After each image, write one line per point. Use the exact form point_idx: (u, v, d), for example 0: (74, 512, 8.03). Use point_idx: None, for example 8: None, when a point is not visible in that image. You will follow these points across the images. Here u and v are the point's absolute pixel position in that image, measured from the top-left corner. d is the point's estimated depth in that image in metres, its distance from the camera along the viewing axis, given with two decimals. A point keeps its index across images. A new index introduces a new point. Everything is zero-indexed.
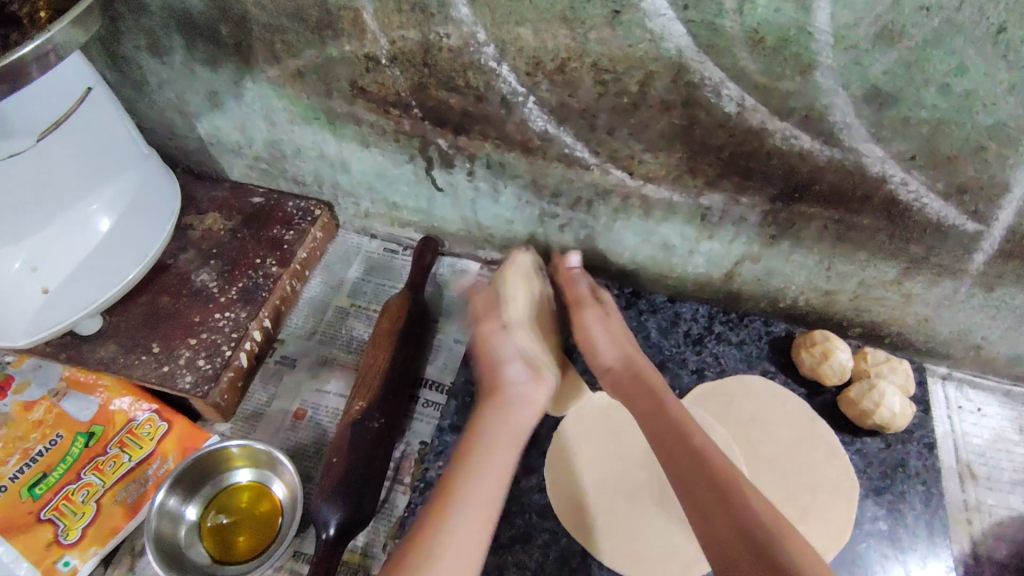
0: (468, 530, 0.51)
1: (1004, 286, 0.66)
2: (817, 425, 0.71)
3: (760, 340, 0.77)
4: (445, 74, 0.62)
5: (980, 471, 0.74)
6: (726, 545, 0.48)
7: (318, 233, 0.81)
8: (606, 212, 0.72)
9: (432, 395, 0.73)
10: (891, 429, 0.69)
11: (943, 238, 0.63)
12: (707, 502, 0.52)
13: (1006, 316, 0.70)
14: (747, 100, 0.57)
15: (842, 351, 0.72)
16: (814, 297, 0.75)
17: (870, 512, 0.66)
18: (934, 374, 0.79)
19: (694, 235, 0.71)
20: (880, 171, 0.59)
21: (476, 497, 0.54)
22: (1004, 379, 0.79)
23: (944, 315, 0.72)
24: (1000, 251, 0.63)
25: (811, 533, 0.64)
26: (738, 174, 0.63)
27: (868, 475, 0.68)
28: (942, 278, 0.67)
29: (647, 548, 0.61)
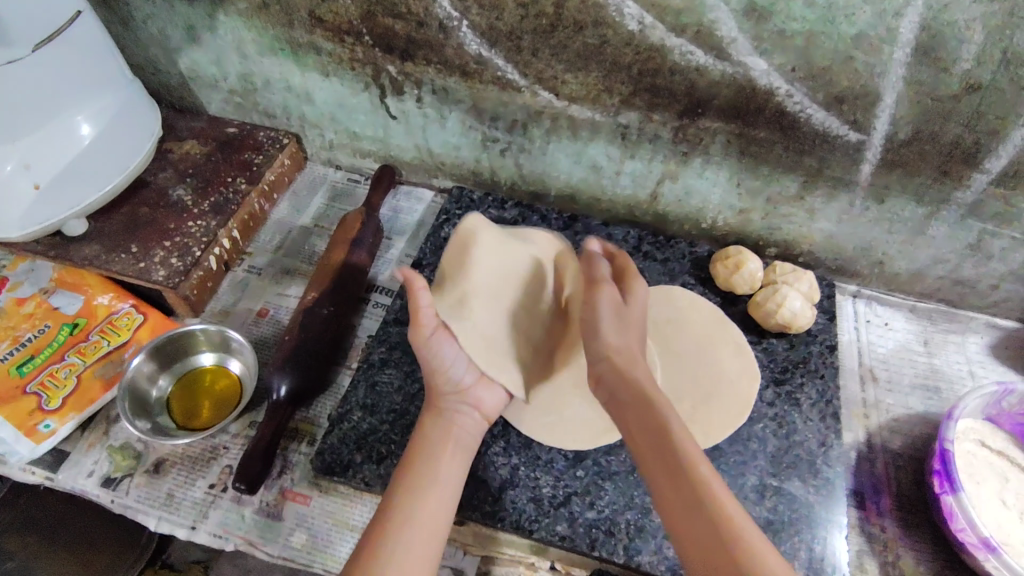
0: (419, 529, 0.52)
1: (892, 197, 0.74)
2: (727, 326, 0.78)
3: (683, 259, 0.85)
4: (389, 2, 0.71)
5: (882, 375, 0.80)
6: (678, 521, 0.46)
7: (286, 160, 0.90)
8: (539, 133, 0.80)
9: (381, 298, 0.81)
10: (795, 328, 0.76)
11: (831, 149, 0.71)
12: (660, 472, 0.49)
13: (900, 230, 0.77)
14: (646, 18, 0.65)
15: (752, 261, 0.79)
16: (730, 216, 0.83)
17: (770, 399, 0.73)
18: (845, 292, 0.87)
19: (618, 155, 0.79)
20: (767, 83, 0.67)
21: (431, 501, 0.55)
22: (909, 296, 0.85)
23: (845, 230, 0.79)
24: (883, 160, 0.70)
25: (713, 414, 0.71)
26: (648, 92, 0.71)
27: (770, 370, 0.76)
28: (838, 190, 0.75)
29: (562, 419, 0.68)
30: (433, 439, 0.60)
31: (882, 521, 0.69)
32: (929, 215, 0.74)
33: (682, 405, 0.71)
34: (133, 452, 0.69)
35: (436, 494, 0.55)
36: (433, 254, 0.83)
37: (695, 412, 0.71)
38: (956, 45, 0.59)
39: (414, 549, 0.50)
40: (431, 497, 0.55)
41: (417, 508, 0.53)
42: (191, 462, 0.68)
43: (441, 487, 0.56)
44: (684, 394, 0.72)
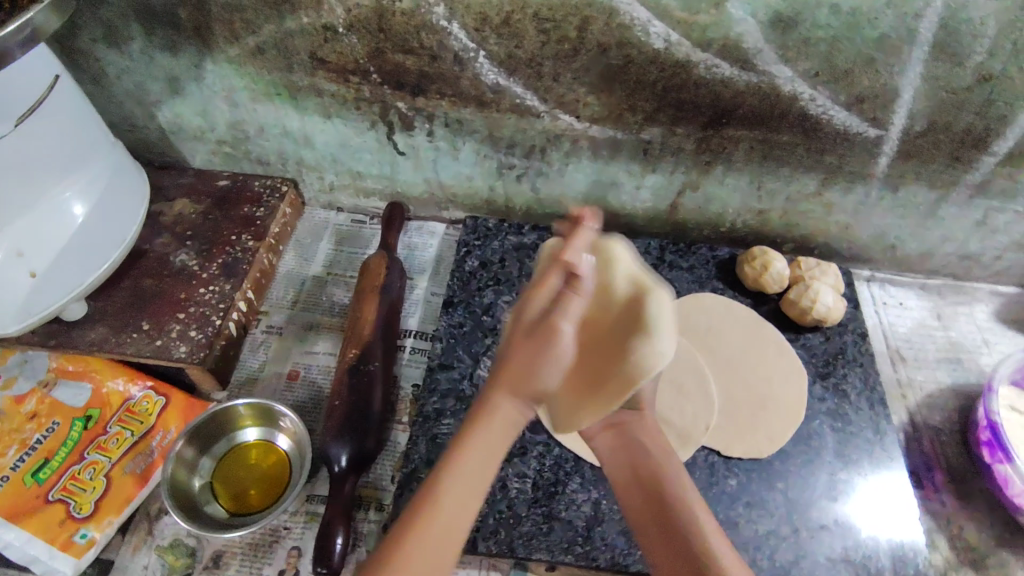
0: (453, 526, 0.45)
1: (906, 185, 0.76)
2: (765, 327, 0.79)
3: (708, 264, 0.85)
4: (399, 37, 0.67)
5: (908, 354, 0.83)
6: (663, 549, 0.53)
7: (287, 209, 0.85)
8: (558, 156, 0.78)
9: (417, 343, 0.78)
10: (828, 323, 0.79)
11: (850, 146, 0.73)
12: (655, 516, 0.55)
13: (913, 214, 0.80)
14: (672, 36, 0.64)
15: (778, 261, 0.80)
16: (749, 218, 0.84)
17: (820, 394, 0.75)
18: (859, 277, 0.89)
19: (639, 170, 0.79)
20: (791, 89, 0.68)
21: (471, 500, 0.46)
22: (919, 275, 0.89)
23: (861, 220, 0.82)
24: (899, 152, 0.73)
25: (771, 417, 0.72)
26: (672, 107, 0.71)
27: (813, 364, 0.77)
28: (855, 184, 0.77)
29: None
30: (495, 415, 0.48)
31: (941, 496, 0.72)
32: (940, 198, 0.77)
33: (741, 412, 0.72)
34: (186, 549, 0.64)
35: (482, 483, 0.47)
36: (464, 290, 0.80)
37: (755, 418, 0.72)
38: (972, 39, 0.61)
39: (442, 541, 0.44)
40: (467, 498, 0.46)
41: (456, 505, 0.46)
42: (253, 550, 0.64)
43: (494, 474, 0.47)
44: (740, 401, 0.73)
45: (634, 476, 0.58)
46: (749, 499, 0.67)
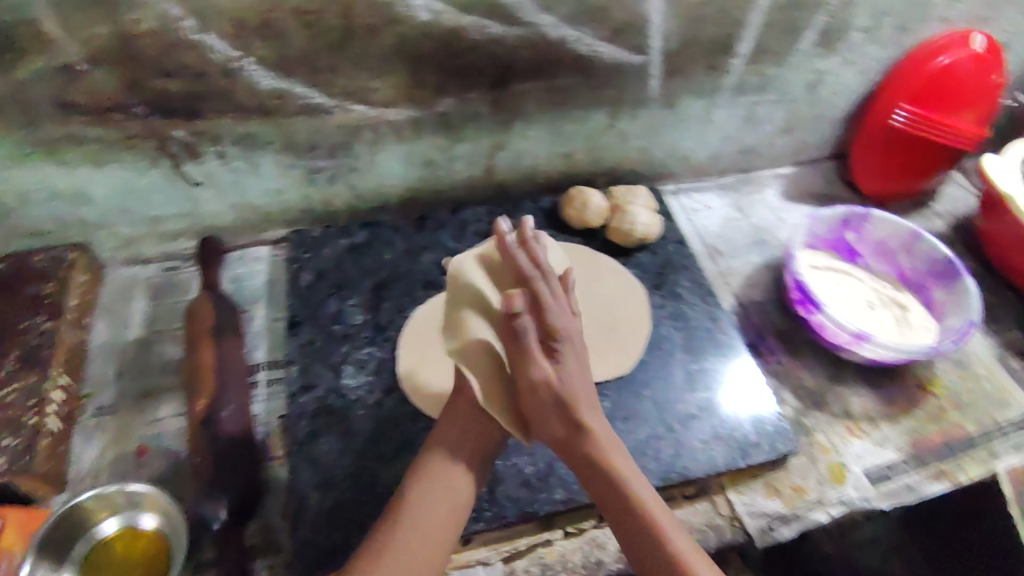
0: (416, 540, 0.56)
1: (680, 100, 0.84)
2: (596, 257, 0.85)
3: (535, 216, 0.89)
4: (154, 61, 0.62)
5: (722, 248, 0.93)
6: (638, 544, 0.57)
7: (82, 277, 0.76)
8: (363, 148, 0.77)
9: (270, 374, 0.74)
10: (651, 239, 0.86)
11: (623, 76, 0.79)
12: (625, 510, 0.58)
13: (693, 126, 0.89)
14: (435, 5, 0.66)
15: (594, 196, 0.86)
16: (559, 164, 0.88)
17: (660, 303, 0.82)
18: (666, 191, 0.97)
19: (445, 143, 0.80)
20: (558, 35, 0.72)
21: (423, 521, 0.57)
22: (713, 177, 0.99)
23: (654, 141, 0.89)
24: (665, 72, 0.80)
25: (624, 334, 0.78)
26: (457, 74, 0.73)
27: (649, 279, 0.84)
28: (639, 109, 0.84)
29: None
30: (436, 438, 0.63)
31: (777, 358, 0.82)
32: (710, 104, 0.87)
33: (598, 339, 0.77)
34: None
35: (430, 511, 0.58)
36: (305, 307, 0.77)
37: (610, 339, 0.77)
38: None
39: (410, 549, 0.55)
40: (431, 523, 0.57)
41: (414, 531, 0.57)
42: None
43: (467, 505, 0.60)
44: (594, 329, 0.78)
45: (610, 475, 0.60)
46: (626, 414, 0.71)
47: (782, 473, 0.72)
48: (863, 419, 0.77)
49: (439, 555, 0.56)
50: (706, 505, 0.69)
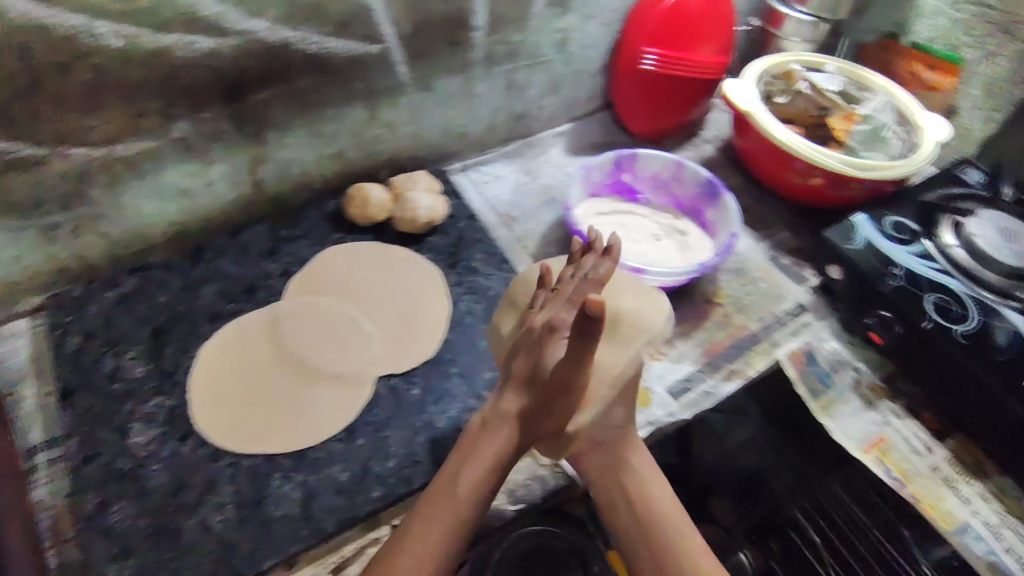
0: (413, 560, 0.55)
1: (435, 80, 0.85)
2: (387, 250, 0.84)
3: (321, 222, 0.86)
4: None
5: (515, 213, 0.95)
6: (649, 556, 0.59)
7: None
8: (102, 192, 0.72)
9: (50, 454, 0.66)
10: (439, 219, 0.86)
11: (366, 68, 0.78)
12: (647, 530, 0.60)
13: (458, 103, 0.90)
14: (127, 30, 0.62)
15: (372, 189, 0.85)
16: (332, 165, 0.86)
17: (457, 281, 0.82)
18: (454, 170, 0.98)
19: (197, 169, 0.76)
20: (277, 38, 0.70)
21: (436, 537, 0.57)
22: (496, 147, 1.01)
23: (423, 125, 0.89)
24: (408, 57, 0.80)
25: (426, 319, 0.78)
26: (182, 96, 0.69)
27: (444, 259, 0.84)
28: (395, 97, 0.83)
29: (315, 414, 0.69)
30: (458, 461, 0.61)
31: None
32: (466, 79, 0.88)
33: (400, 330, 0.77)
34: None
35: (446, 522, 0.57)
36: (78, 373, 0.71)
37: (413, 328, 0.77)
38: None
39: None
40: (427, 547, 0.56)
41: (412, 551, 0.56)
42: None
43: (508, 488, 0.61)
44: (395, 322, 0.77)
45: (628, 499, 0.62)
46: (436, 396, 0.72)
47: None
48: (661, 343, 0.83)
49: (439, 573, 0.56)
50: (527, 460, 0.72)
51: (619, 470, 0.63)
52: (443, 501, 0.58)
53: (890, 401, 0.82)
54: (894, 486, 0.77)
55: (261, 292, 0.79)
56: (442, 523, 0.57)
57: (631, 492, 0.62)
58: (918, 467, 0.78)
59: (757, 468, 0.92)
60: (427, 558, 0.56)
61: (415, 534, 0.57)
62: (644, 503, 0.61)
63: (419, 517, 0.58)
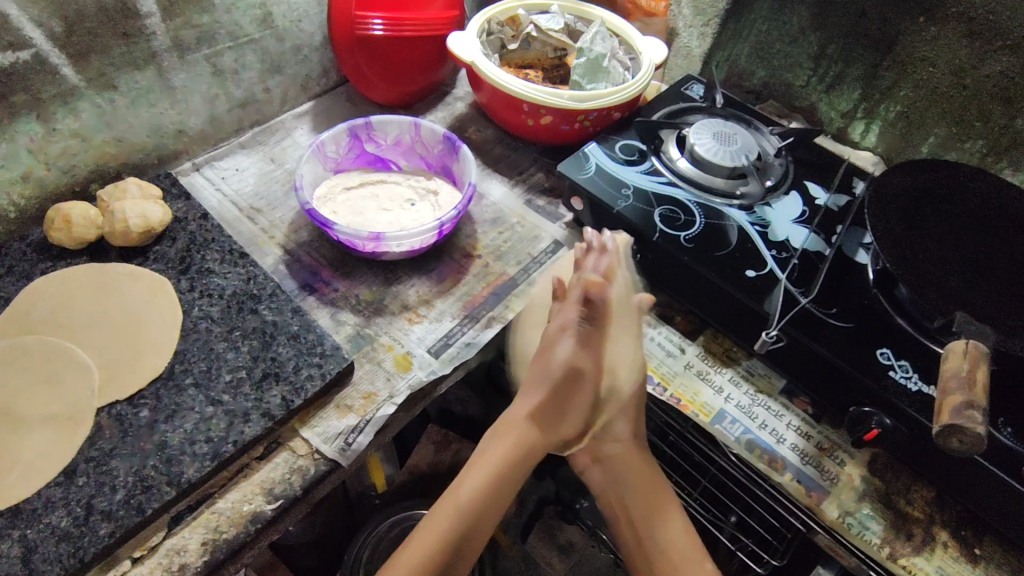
0: (423, 534, 0.62)
1: (118, 78, 0.78)
2: (106, 268, 0.77)
3: (23, 253, 0.78)
4: None
5: (261, 204, 0.90)
6: (661, 544, 0.67)
7: None
8: None
9: None
10: (161, 226, 0.79)
11: (18, 77, 0.70)
12: (651, 528, 0.68)
13: (159, 98, 0.83)
14: None
15: (73, 208, 0.77)
16: (20, 188, 0.77)
17: (189, 285, 0.77)
18: (184, 170, 0.91)
19: None
20: None
21: (458, 497, 0.64)
22: (230, 138, 0.95)
23: (124, 128, 0.82)
24: (70, 56, 0.73)
25: (153, 332, 0.72)
26: None
27: (174, 265, 0.79)
28: (73, 102, 0.76)
29: (22, 464, 0.62)
30: (495, 436, 0.69)
31: (334, 286, 0.83)
32: (160, 72, 0.81)
33: (122, 350, 0.70)
34: None
35: (471, 484, 0.64)
36: None
37: (137, 345, 0.71)
38: None
39: (420, 547, 0.61)
40: (448, 518, 0.63)
41: (449, 517, 0.63)
42: None
43: (501, 507, 0.66)
44: (116, 342, 0.71)
45: (659, 509, 0.69)
46: (168, 413, 0.67)
47: (351, 388, 0.73)
48: (419, 306, 0.82)
49: (456, 540, 0.62)
50: (285, 455, 0.68)
51: (665, 509, 0.69)
52: (472, 472, 0.66)
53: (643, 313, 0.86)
54: (655, 391, 0.80)
55: None
56: (472, 483, 0.65)
57: (658, 495, 0.69)
58: (673, 368, 0.82)
59: None
60: (437, 526, 0.62)
61: (444, 510, 0.63)
62: (672, 522, 0.68)
63: (456, 495, 0.64)
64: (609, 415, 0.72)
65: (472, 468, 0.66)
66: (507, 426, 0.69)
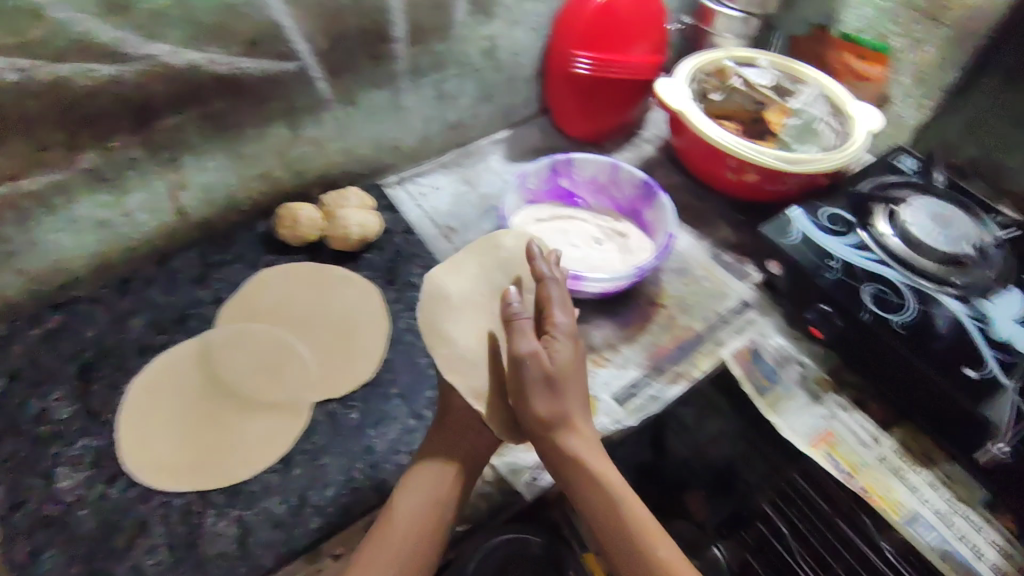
0: (379, 549, 0.59)
1: (358, 94, 0.84)
2: (322, 269, 0.82)
3: (252, 245, 0.85)
4: None
5: (455, 224, 0.93)
6: None
7: None
8: (12, 229, 0.69)
9: None
10: (373, 235, 0.85)
11: (282, 87, 0.77)
12: None
13: (385, 115, 0.88)
14: (18, 61, 0.59)
15: (302, 207, 0.83)
16: (259, 186, 0.84)
17: (395, 297, 0.82)
18: (389, 183, 0.96)
19: (114, 198, 0.73)
20: (183, 61, 0.68)
21: (408, 514, 0.61)
22: (432, 157, 1.00)
23: (352, 139, 0.88)
24: (326, 72, 0.79)
25: (362, 337, 0.77)
26: (88, 127, 0.66)
27: (381, 276, 0.83)
28: (318, 113, 0.82)
29: (247, 445, 0.68)
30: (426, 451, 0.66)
31: None
32: (392, 92, 0.86)
33: (336, 350, 0.76)
34: None
35: (415, 497, 0.63)
36: None
37: (348, 347, 0.76)
38: None
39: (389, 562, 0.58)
40: (414, 526, 0.61)
41: (403, 524, 0.61)
42: None
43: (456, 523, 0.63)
44: (330, 342, 0.76)
45: None
46: (375, 421, 0.71)
47: None
48: (604, 349, 0.82)
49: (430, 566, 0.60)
50: (474, 478, 0.70)
51: None
52: (411, 488, 0.63)
53: (835, 394, 0.82)
54: (844, 479, 0.75)
55: (190, 322, 0.77)
56: (413, 497, 0.63)
57: None
58: (865, 459, 0.77)
59: (729, 461, 0.94)
60: (404, 535, 0.60)
61: (393, 518, 0.61)
62: None
63: (406, 506, 0.62)
64: (548, 404, 0.62)
65: (409, 486, 0.64)
66: (451, 435, 0.66)
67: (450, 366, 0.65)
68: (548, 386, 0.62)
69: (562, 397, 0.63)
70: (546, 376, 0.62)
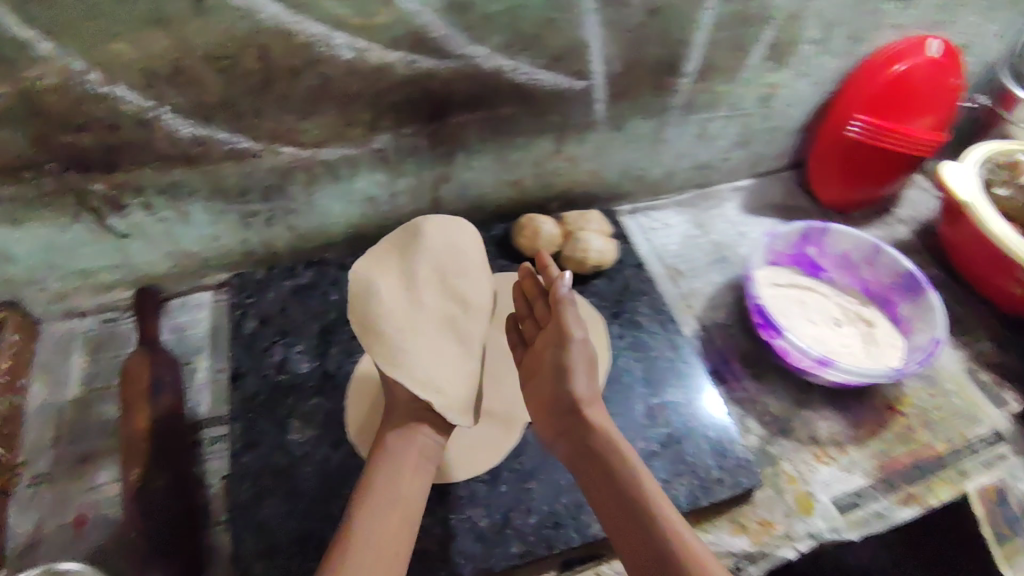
0: (375, 539, 0.54)
1: (629, 121, 0.82)
2: None
3: (488, 245, 0.86)
4: (62, 117, 0.58)
5: (683, 267, 0.90)
6: None
7: (11, 338, 0.72)
8: (300, 189, 0.73)
9: (215, 430, 0.70)
10: (607, 264, 0.83)
11: (566, 103, 0.76)
12: None
13: (645, 145, 0.86)
14: (358, 43, 0.62)
15: (546, 223, 0.83)
16: (509, 191, 0.85)
17: (619, 333, 0.79)
18: (623, 212, 0.94)
19: (387, 178, 0.76)
20: (492, 65, 0.69)
21: (374, 514, 0.56)
22: (671, 194, 0.97)
23: (606, 163, 0.86)
24: (610, 95, 0.77)
25: None
26: (391, 111, 0.69)
27: (606, 307, 0.82)
28: (586, 133, 0.81)
29: (459, 449, 0.69)
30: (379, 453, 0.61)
31: (742, 383, 0.79)
32: (660, 124, 0.84)
33: None
34: None
35: (379, 499, 0.57)
36: (248, 357, 0.74)
37: None
38: None
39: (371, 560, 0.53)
40: (385, 528, 0.55)
41: (371, 522, 0.55)
42: None
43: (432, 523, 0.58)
44: None
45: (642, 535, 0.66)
46: None
47: (748, 508, 0.69)
48: (829, 444, 0.75)
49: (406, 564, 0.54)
50: None
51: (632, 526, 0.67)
52: (371, 491, 0.58)
53: None
54: None
55: None
56: (381, 500, 0.57)
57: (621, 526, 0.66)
58: None
59: None
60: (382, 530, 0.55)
61: (364, 515, 0.56)
62: None
63: (375, 509, 0.56)
64: (580, 384, 0.64)
65: (373, 483, 0.58)
66: (407, 449, 0.61)
67: (387, 358, 0.61)
68: (570, 370, 0.65)
69: (574, 392, 0.64)
70: (559, 366, 0.65)
